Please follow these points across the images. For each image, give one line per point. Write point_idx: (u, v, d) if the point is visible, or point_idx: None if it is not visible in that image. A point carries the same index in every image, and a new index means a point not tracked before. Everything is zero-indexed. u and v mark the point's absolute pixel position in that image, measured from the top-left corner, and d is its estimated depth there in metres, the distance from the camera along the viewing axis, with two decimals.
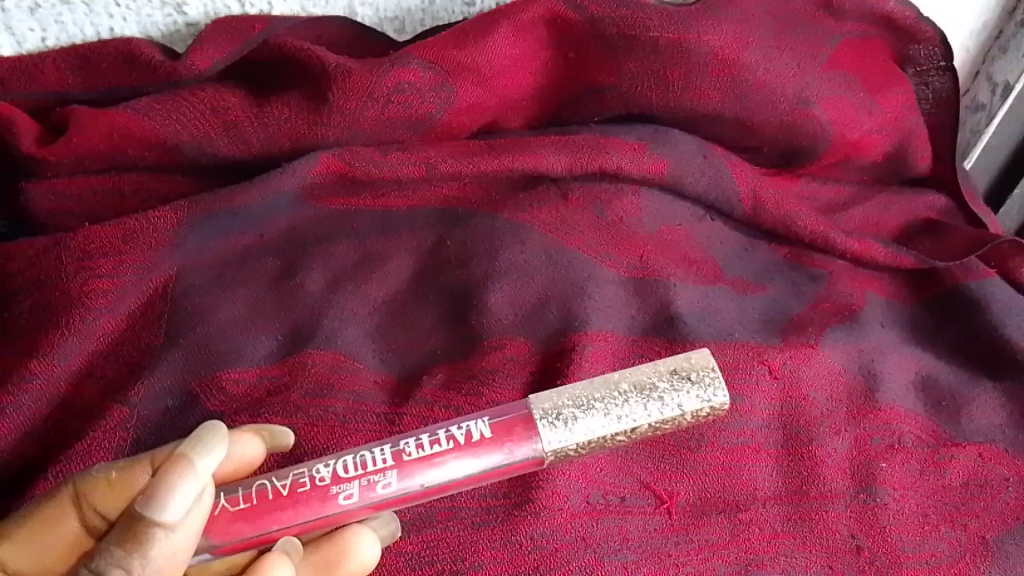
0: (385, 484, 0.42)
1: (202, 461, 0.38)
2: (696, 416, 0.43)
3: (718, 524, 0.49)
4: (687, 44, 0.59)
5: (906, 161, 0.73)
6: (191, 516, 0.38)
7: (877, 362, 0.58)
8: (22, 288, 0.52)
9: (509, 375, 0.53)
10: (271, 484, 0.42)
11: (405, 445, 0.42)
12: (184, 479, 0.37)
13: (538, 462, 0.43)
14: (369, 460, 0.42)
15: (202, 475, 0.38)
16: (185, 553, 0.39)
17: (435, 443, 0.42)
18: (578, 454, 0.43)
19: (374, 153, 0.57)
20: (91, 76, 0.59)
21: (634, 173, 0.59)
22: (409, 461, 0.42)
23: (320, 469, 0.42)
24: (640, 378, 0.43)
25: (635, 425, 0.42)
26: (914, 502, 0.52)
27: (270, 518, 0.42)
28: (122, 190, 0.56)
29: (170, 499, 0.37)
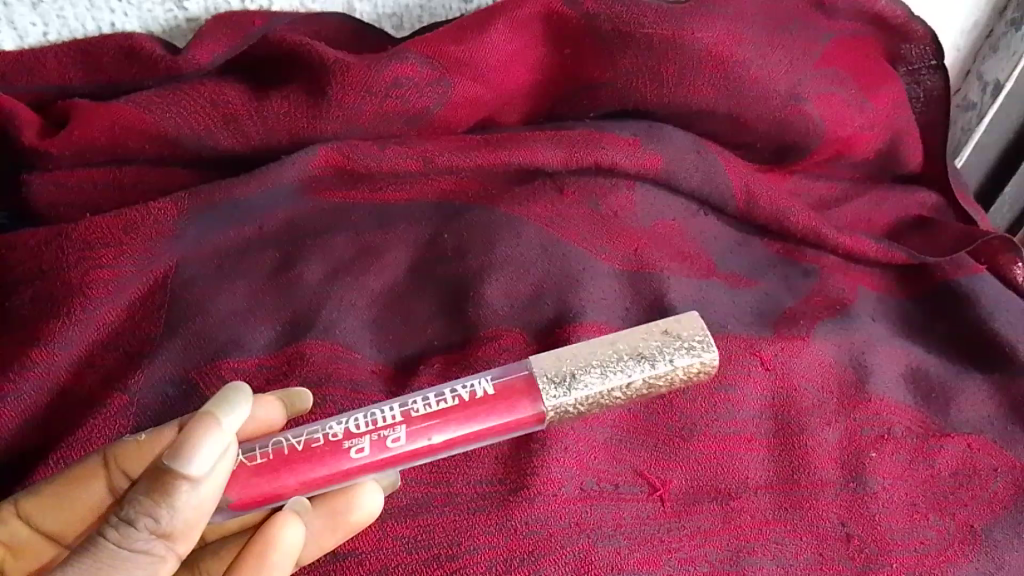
0: (394, 440, 0.42)
1: (227, 419, 0.39)
2: (687, 374, 0.46)
3: (710, 511, 0.49)
4: (681, 41, 0.60)
5: (897, 158, 0.74)
6: (218, 471, 0.39)
7: (868, 354, 0.59)
8: (23, 278, 0.52)
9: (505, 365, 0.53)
10: (285, 441, 0.43)
11: (414, 403, 0.43)
12: (209, 435, 0.38)
13: (538, 419, 0.44)
14: (379, 417, 0.43)
15: (227, 430, 0.39)
16: (211, 504, 0.40)
17: (442, 401, 0.43)
18: (578, 412, 0.45)
19: (372, 146, 0.57)
20: (92, 71, 0.60)
21: (628, 168, 0.60)
22: (418, 417, 0.43)
23: (332, 426, 0.43)
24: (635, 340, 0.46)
25: (630, 381, 0.45)
26: (903, 491, 0.53)
27: (287, 473, 0.42)
28: (123, 182, 0.57)
29: (196, 451, 0.37)
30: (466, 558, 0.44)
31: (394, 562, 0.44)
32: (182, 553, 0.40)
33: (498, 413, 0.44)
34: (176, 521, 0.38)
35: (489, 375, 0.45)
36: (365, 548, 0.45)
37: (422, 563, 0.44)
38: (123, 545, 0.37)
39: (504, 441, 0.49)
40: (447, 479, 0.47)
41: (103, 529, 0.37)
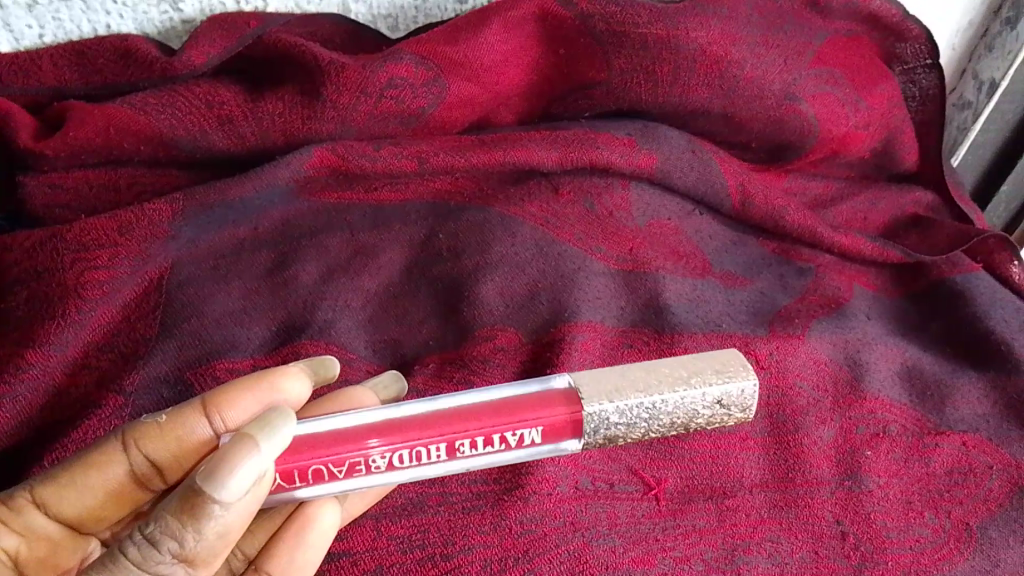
0: (435, 469, 0.42)
1: (268, 443, 0.38)
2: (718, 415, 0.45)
3: (705, 510, 0.49)
4: (675, 41, 0.60)
5: (893, 158, 0.74)
6: (250, 496, 0.38)
7: (863, 353, 0.59)
8: (19, 279, 0.53)
9: (500, 365, 0.54)
10: (326, 466, 0.41)
11: (461, 444, 0.41)
12: (244, 461, 0.37)
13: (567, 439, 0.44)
14: (424, 457, 0.41)
15: (264, 457, 0.38)
16: (238, 527, 0.39)
17: (490, 444, 0.41)
18: None
19: (366, 147, 0.57)
20: (88, 72, 0.60)
21: (623, 168, 0.60)
22: (463, 458, 0.41)
23: (376, 461, 0.41)
24: (687, 408, 0.43)
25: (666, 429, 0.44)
26: (898, 489, 0.53)
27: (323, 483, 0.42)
28: (118, 184, 0.57)
29: (229, 478, 0.36)
30: (460, 557, 0.44)
31: (389, 562, 0.44)
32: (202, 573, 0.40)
33: (538, 448, 0.43)
34: (200, 545, 0.38)
35: (540, 415, 0.42)
36: (359, 548, 0.45)
37: (415, 562, 0.44)
38: (144, 566, 0.37)
39: None
40: (443, 479, 0.47)
41: (125, 547, 0.37)
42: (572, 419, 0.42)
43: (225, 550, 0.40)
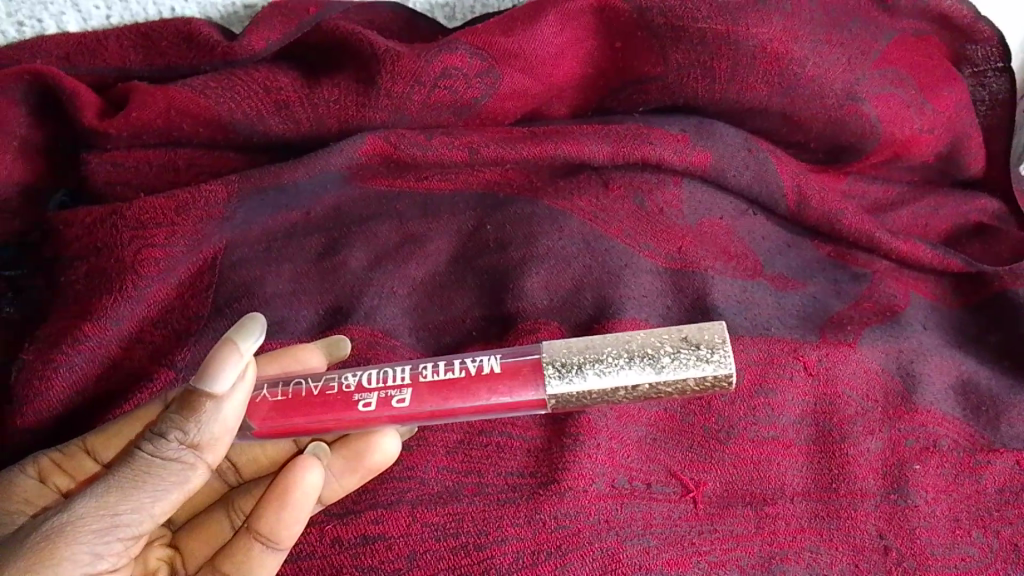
0: (400, 400, 0.44)
1: (246, 343, 0.42)
2: (701, 386, 0.43)
3: (744, 516, 0.49)
4: (734, 36, 0.58)
5: (959, 163, 0.71)
6: (239, 389, 0.43)
7: (916, 364, 0.57)
8: (78, 255, 0.55)
9: None
10: (305, 385, 0.46)
11: (424, 369, 0.45)
12: (229, 359, 0.41)
13: (540, 404, 0.44)
14: (388, 376, 0.44)
15: (247, 354, 0.42)
16: (236, 418, 0.44)
17: (451, 370, 0.44)
18: (582, 405, 0.44)
19: (419, 136, 0.57)
20: (151, 53, 0.61)
21: (675, 164, 0.60)
22: (425, 382, 0.44)
23: (348, 377, 0.45)
24: (651, 340, 0.43)
25: (637, 384, 0.43)
26: (946, 505, 0.51)
27: (299, 416, 0.45)
28: (178, 164, 0.58)
29: (218, 375, 0.41)
30: (493, 548, 0.44)
31: (422, 548, 0.44)
32: (213, 464, 0.44)
33: (501, 390, 0.44)
34: (203, 434, 0.42)
35: (501, 354, 0.45)
36: (394, 533, 0.45)
37: (448, 550, 0.44)
38: (156, 455, 0.41)
39: (536, 434, 0.49)
40: (479, 469, 0.47)
41: (140, 444, 0.42)
42: (534, 357, 0.44)
43: (229, 442, 0.44)
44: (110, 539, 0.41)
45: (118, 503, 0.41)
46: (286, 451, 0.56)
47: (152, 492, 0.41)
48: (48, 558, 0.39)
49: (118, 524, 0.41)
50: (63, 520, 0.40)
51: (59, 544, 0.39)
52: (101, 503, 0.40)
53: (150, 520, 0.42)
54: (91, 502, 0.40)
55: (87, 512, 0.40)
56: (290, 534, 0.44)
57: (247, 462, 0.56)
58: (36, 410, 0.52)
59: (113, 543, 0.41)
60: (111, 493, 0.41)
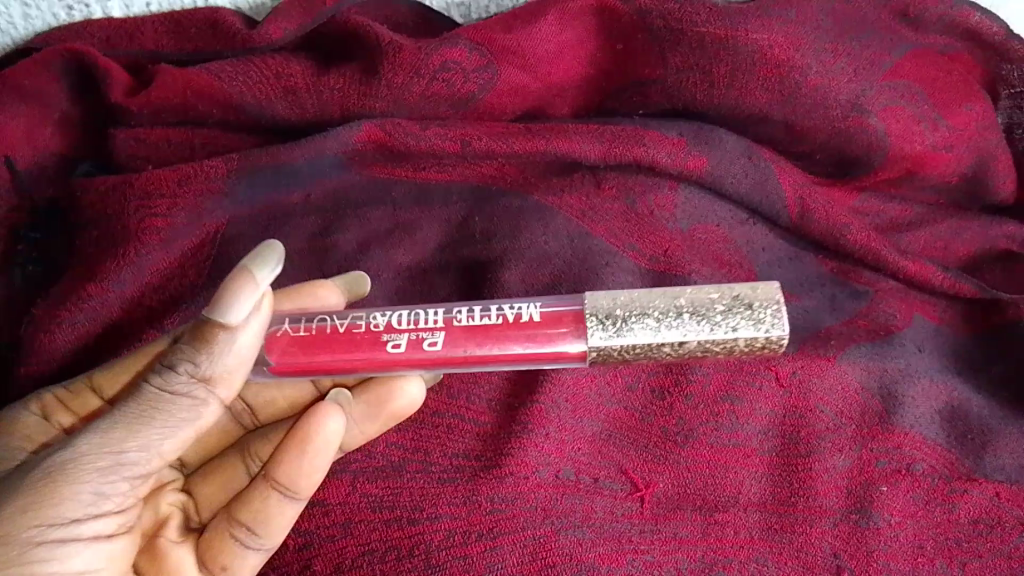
0: (431, 343, 0.44)
1: (262, 273, 0.42)
2: (751, 346, 0.44)
3: (691, 520, 0.48)
4: (732, 42, 0.58)
5: (987, 186, 0.68)
6: (253, 321, 0.43)
7: (900, 386, 0.55)
8: (92, 220, 0.58)
9: None
10: (330, 322, 0.46)
11: (458, 314, 0.45)
12: (245, 289, 0.42)
13: (581, 357, 0.45)
14: (421, 319, 0.45)
15: (262, 284, 0.42)
16: (250, 353, 0.44)
17: (487, 315, 0.45)
18: (624, 359, 0.45)
19: (414, 126, 0.59)
20: (182, 41, 0.64)
21: (670, 168, 0.59)
22: (458, 327, 0.44)
23: (377, 318, 0.45)
24: (701, 295, 0.44)
25: (684, 339, 0.43)
26: (911, 531, 0.49)
27: (324, 352, 0.45)
28: (194, 143, 0.61)
29: (232, 305, 0.41)
30: (427, 524, 0.45)
31: (359, 517, 0.46)
32: (224, 398, 0.44)
33: (534, 340, 0.44)
34: (215, 367, 0.43)
35: (540, 302, 0.46)
36: (333, 500, 0.47)
37: (383, 523, 0.46)
38: (165, 389, 0.42)
39: (488, 420, 0.50)
40: (426, 448, 0.48)
41: (148, 377, 0.42)
42: (576, 309, 0.45)
43: (242, 376, 0.45)
44: (115, 477, 0.41)
45: (123, 440, 0.41)
46: (305, 395, 0.56)
47: (158, 429, 0.42)
48: (51, 497, 0.39)
49: (124, 461, 0.41)
50: (65, 458, 0.40)
51: (62, 482, 0.40)
52: (106, 440, 0.41)
53: (157, 459, 0.43)
54: (94, 439, 0.41)
55: (91, 449, 0.40)
56: (308, 484, 0.44)
57: (263, 404, 0.56)
58: (40, 360, 0.56)
59: (118, 482, 0.41)
60: (115, 431, 0.41)
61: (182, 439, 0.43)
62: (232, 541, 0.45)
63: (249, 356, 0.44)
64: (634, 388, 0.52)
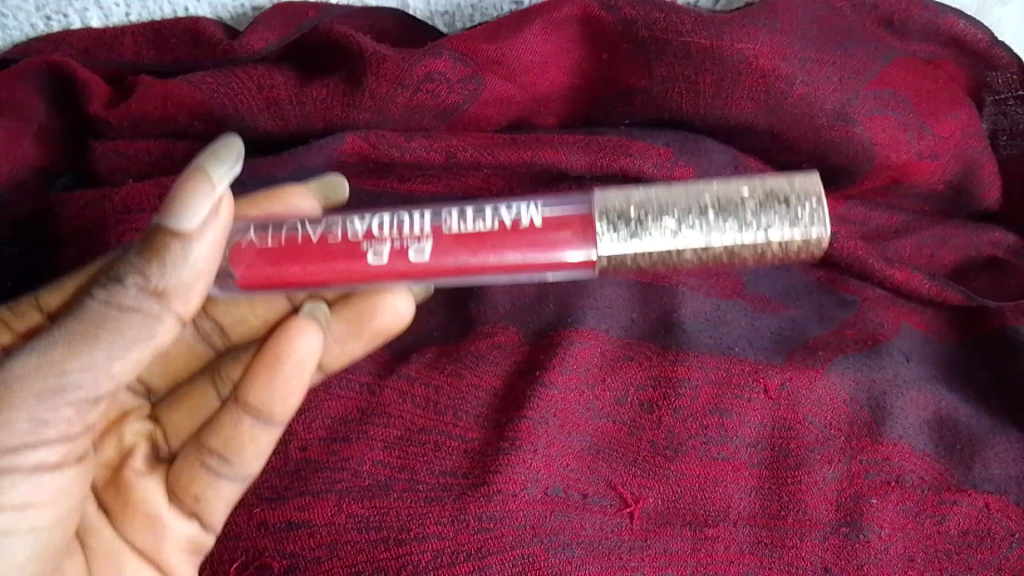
0: (417, 251, 0.43)
1: (219, 172, 0.39)
2: (787, 248, 0.42)
3: (681, 535, 0.47)
4: (718, 52, 0.58)
5: (973, 192, 0.68)
6: (212, 228, 0.39)
7: (889, 396, 0.55)
8: (71, 234, 0.58)
9: (494, 362, 0.53)
10: (300, 232, 0.43)
11: (447, 220, 0.43)
12: (202, 190, 0.38)
13: (591, 265, 0.43)
14: (405, 226, 0.43)
15: (220, 185, 0.39)
16: (211, 263, 0.40)
17: (480, 222, 0.42)
18: (641, 267, 0.43)
19: (398, 138, 0.58)
20: (162, 50, 0.63)
21: (659, 177, 0.58)
22: (448, 236, 0.42)
23: (354, 225, 0.43)
24: (730, 192, 0.42)
25: (709, 244, 0.41)
26: (901, 543, 0.49)
27: (295, 262, 0.43)
28: (174, 156, 0.60)
29: (188, 207, 0.38)
30: (413, 545, 0.45)
31: (343, 539, 0.45)
32: (183, 314, 0.40)
33: (529, 254, 0.42)
34: (170, 280, 0.38)
35: (542, 204, 0.43)
36: (318, 521, 0.45)
37: (369, 543, 0.45)
38: (112, 303, 0.38)
39: (476, 436, 0.49)
40: (412, 466, 0.47)
41: (91, 291, 0.38)
42: (581, 211, 0.43)
43: (203, 290, 0.40)
44: (57, 403, 0.38)
45: (65, 362, 0.37)
46: (280, 309, 0.54)
47: (101, 351, 0.38)
48: None
49: (67, 385, 0.38)
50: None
51: None
52: (43, 363, 0.37)
53: (108, 383, 0.39)
54: (30, 361, 0.37)
55: (26, 371, 0.37)
56: (284, 409, 0.46)
57: (234, 324, 0.54)
58: None
59: (62, 406, 0.38)
60: (55, 351, 0.37)
61: (135, 357, 0.39)
62: (203, 468, 0.46)
63: (208, 270, 0.40)
64: (623, 402, 0.52)
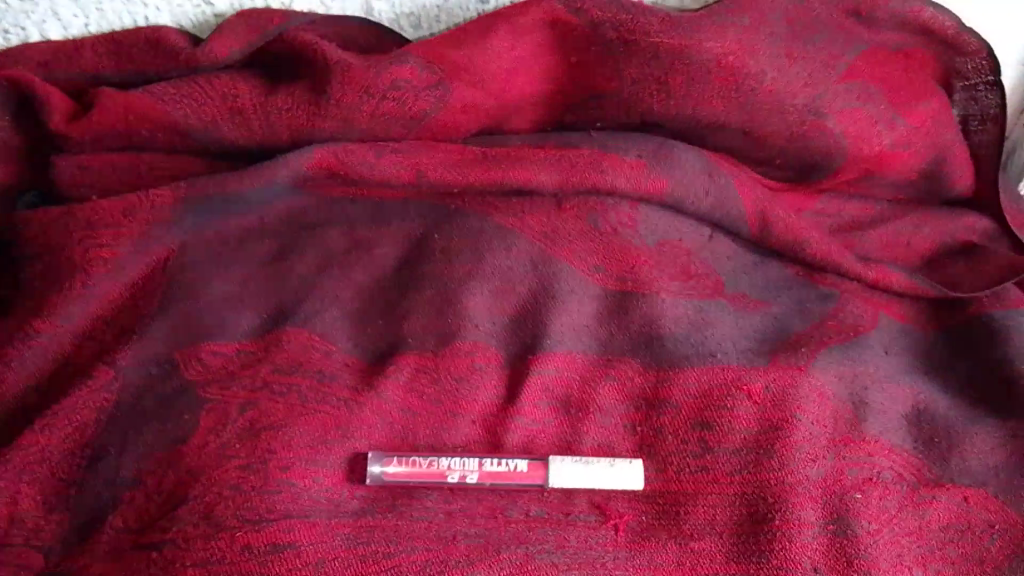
0: None
1: None
2: None
3: (667, 548, 0.47)
4: (687, 52, 0.58)
5: (942, 180, 0.68)
6: None
7: (868, 393, 0.55)
8: (34, 253, 0.55)
9: (474, 386, 0.52)
10: None
11: None
12: None
13: None
14: None
15: None
16: None
17: None
18: None
19: (367, 152, 0.57)
20: (124, 63, 0.62)
21: (630, 190, 0.58)
22: None
23: None
24: None
25: None
26: (887, 539, 0.49)
27: None
28: (141, 168, 0.59)
29: None
30: (399, 557, 0.45)
31: (330, 556, 0.44)
32: None
33: None
34: None
35: None
36: (302, 540, 0.44)
37: (356, 558, 0.44)
38: None
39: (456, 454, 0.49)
40: (396, 499, 0.47)
41: None
42: None
43: None
44: None
45: None
46: None
47: None
48: None
49: None
50: None
51: None
52: None
53: None
54: None
55: None
56: None
57: None
58: None
59: None
60: None
61: None
62: None
63: None
64: (608, 424, 0.52)
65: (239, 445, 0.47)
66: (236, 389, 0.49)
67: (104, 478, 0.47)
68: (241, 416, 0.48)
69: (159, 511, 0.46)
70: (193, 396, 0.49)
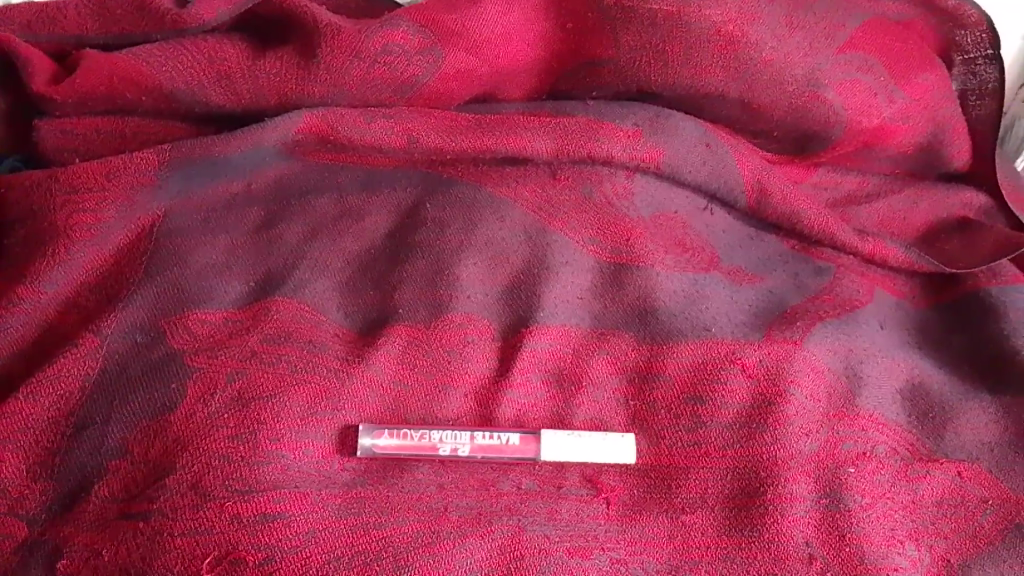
0: None
1: None
2: None
3: (658, 521, 0.47)
4: (685, 18, 0.57)
5: (942, 154, 0.67)
6: None
7: (862, 368, 0.55)
8: (19, 218, 0.54)
9: (464, 357, 0.51)
10: None
11: None
12: None
13: None
14: None
15: None
16: None
17: None
18: None
19: (358, 118, 0.56)
20: (107, 22, 0.59)
21: (626, 161, 0.57)
22: None
23: None
24: None
25: None
26: (881, 513, 0.49)
27: None
28: (125, 133, 0.57)
29: None
30: (392, 528, 0.44)
31: (321, 526, 0.44)
32: None
33: None
34: None
35: None
36: (292, 511, 0.44)
37: (347, 528, 0.44)
38: None
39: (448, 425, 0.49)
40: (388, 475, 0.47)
41: None
42: None
43: None
44: None
45: None
46: None
47: None
48: None
49: None
50: None
51: None
52: None
53: None
54: None
55: None
56: None
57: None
58: None
59: None
60: None
61: None
62: None
63: None
64: (600, 399, 0.51)
65: (227, 415, 0.46)
66: (224, 357, 0.48)
67: (90, 447, 0.46)
68: (229, 384, 0.47)
69: (145, 480, 0.45)
70: (180, 364, 0.48)
